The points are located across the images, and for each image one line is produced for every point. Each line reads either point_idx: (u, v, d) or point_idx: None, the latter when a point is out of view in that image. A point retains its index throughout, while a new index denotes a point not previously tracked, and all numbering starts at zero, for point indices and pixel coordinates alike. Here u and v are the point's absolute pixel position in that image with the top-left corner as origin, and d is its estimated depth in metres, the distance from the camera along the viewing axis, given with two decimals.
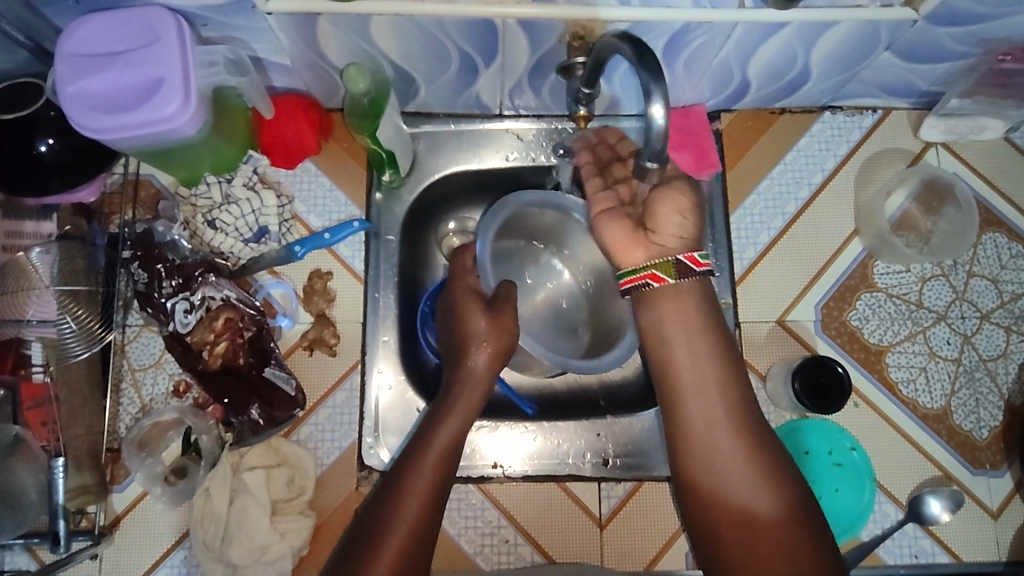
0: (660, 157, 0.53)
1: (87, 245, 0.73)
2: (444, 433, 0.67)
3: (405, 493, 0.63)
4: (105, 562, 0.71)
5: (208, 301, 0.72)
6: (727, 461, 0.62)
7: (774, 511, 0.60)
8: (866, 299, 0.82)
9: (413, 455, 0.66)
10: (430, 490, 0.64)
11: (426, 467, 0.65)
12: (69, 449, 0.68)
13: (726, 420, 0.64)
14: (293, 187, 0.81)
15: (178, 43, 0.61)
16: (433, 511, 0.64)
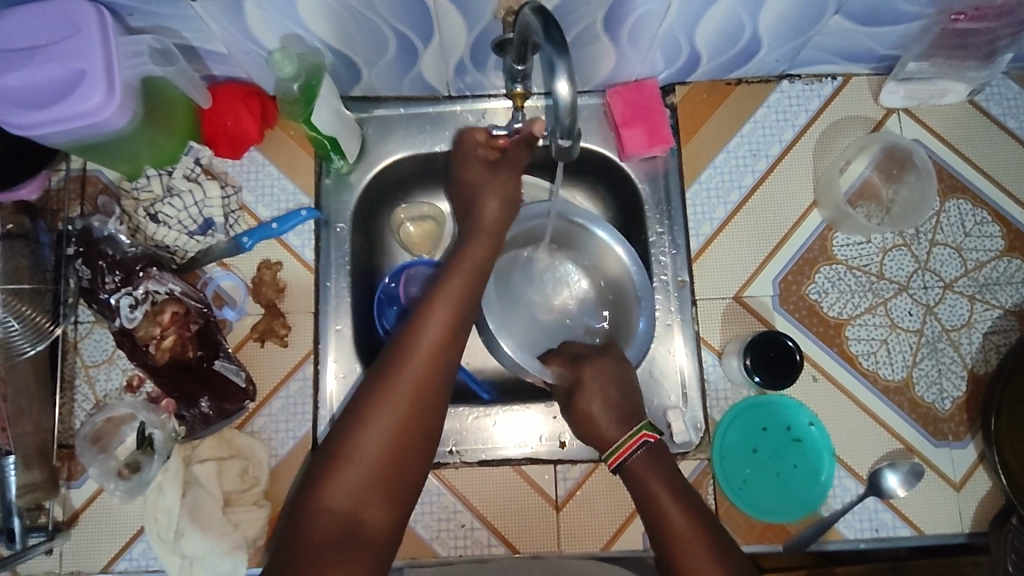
0: (571, 133, 0.56)
1: (31, 243, 0.72)
2: (416, 356, 0.63)
3: (391, 393, 0.61)
4: (65, 555, 0.72)
5: (153, 295, 0.72)
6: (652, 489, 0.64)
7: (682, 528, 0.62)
8: (825, 272, 0.81)
9: (394, 358, 0.63)
10: (418, 389, 0.62)
11: (414, 368, 0.62)
12: (18, 447, 0.69)
13: (647, 457, 0.66)
14: (239, 178, 0.80)
15: (99, 34, 0.60)
16: (418, 421, 0.61)
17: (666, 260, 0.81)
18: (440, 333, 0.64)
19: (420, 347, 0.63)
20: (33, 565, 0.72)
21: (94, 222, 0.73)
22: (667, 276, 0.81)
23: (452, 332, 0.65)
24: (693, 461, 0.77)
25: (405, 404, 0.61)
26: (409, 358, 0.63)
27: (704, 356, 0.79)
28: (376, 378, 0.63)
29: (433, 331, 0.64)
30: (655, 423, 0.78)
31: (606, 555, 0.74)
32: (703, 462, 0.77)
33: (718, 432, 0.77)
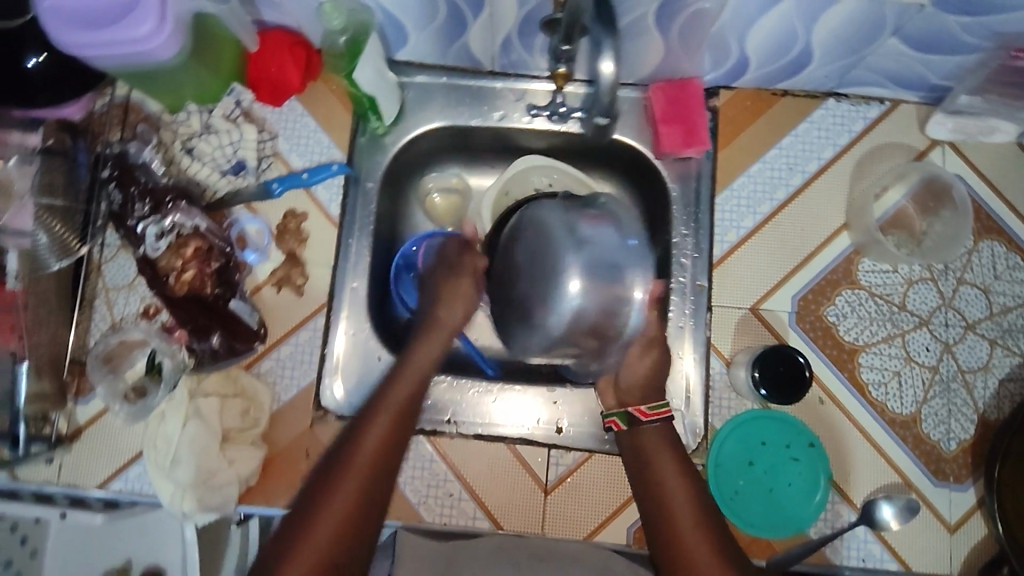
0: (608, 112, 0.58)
1: (70, 161, 0.74)
2: (369, 435, 0.64)
3: (345, 471, 0.62)
4: (65, 467, 0.75)
5: (178, 226, 0.73)
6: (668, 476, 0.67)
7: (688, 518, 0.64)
8: (846, 295, 0.79)
9: (347, 445, 0.64)
10: (370, 469, 0.62)
11: (365, 452, 0.63)
12: (34, 355, 0.70)
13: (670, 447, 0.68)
14: (276, 126, 0.81)
15: None
16: (372, 490, 0.62)
17: (687, 263, 0.80)
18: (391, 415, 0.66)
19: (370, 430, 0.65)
20: (34, 472, 0.75)
21: (134, 150, 0.76)
22: (687, 279, 0.80)
23: (407, 412, 0.67)
24: None
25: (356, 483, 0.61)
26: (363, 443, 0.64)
27: (711, 363, 0.78)
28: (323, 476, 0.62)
29: (386, 414, 0.66)
30: None
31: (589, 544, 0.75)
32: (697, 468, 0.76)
33: (717, 440, 0.76)
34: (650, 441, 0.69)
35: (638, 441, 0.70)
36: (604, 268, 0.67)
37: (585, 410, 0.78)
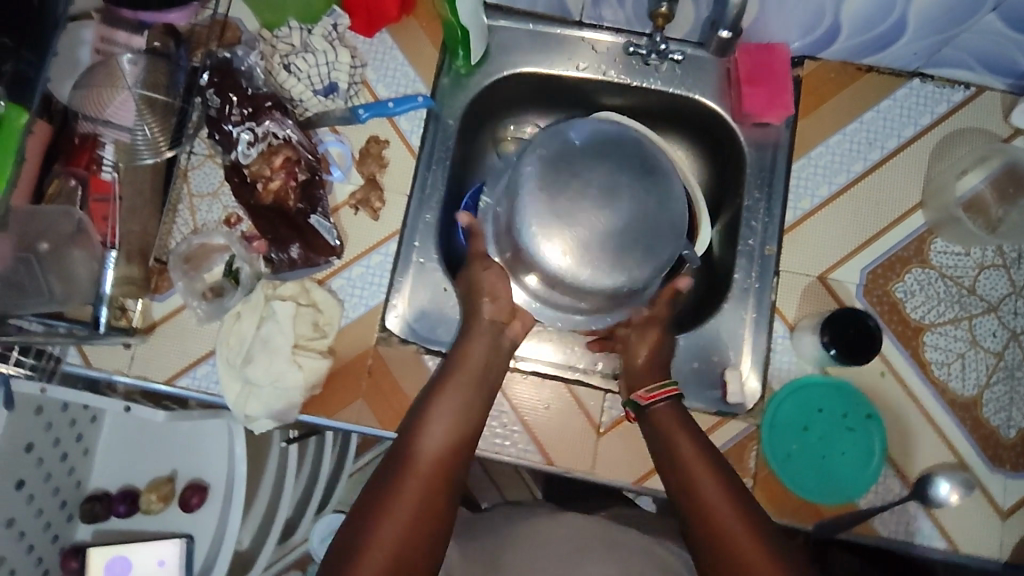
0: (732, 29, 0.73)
1: (171, 64, 0.77)
2: (425, 446, 0.66)
3: (400, 489, 0.62)
4: (136, 359, 0.78)
5: (272, 135, 0.75)
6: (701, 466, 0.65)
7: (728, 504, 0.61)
8: (916, 273, 0.79)
9: (401, 457, 0.65)
10: (431, 477, 0.64)
11: (419, 475, 0.64)
12: (123, 242, 0.75)
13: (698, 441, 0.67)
14: (367, 55, 0.83)
15: None
16: (438, 490, 0.63)
17: (758, 227, 0.81)
18: (449, 425, 0.68)
19: (424, 442, 0.66)
20: (107, 360, 0.78)
21: (239, 58, 0.77)
22: (755, 243, 0.81)
23: (460, 421, 0.69)
24: (741, 422, 0.76)
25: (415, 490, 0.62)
26: (421, 456, 0.65)
27: (775, 326, 0.78)
28: (385, 479, 0.63)
29: (440, 430, 0.67)
30: (711, 378, 0.79)
31: (638, 489, 0.75)
32: (751, 427, 0.76)
33: (774, 401, 0.76)
34: (664, 417, 0.70)
35: (659, 421, 0.70)
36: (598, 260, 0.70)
37: None
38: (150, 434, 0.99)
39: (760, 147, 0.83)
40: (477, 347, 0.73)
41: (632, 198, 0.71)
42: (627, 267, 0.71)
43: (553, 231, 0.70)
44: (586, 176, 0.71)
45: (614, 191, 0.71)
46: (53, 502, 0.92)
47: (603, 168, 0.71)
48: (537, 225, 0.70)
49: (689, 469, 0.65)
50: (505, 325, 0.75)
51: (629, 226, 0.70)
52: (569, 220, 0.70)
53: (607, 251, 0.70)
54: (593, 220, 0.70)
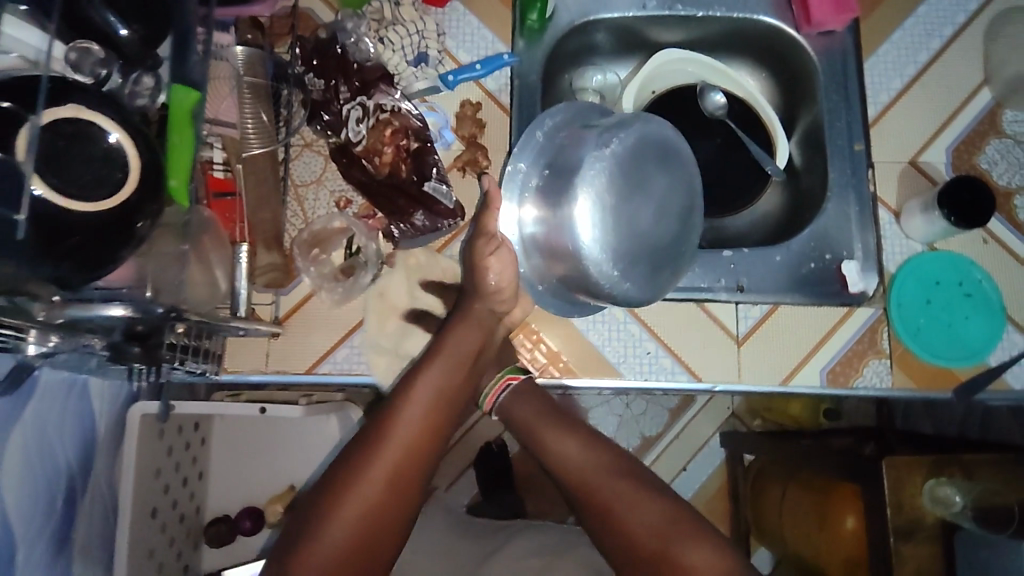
0: None
1: (263, 54, 0.75)
2: (389, 453, 0.65)
3: (346, 496, 0.62)
4: (273, 354, 0.77)
5: (382, 107, 0.77)
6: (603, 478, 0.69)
7: (638, 505, 0.67)
8: (995, 144, 0.85)
9: (360, 458, 0.65)
10: (390, 478, 0.64)
11: (374, 475, 0.63)
12: (260, 231, 0.75)
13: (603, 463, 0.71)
14: (446, 23, 0.85)
15: None
16: (400, 488, 0.65)
17: (843, 124, 0.87)
18: (419, 419, 0.67)
19: (391, 440, 0.65)
20: (242, 362, 0.76)
21: (339, 38, 0.77)
22: (846, 141, 0.86)
23: (428, 419, 0.68)
24: (868, 308, 0.80)
25: (378, 482, 0.63)
26: (379, 464, 0.64)
27: (879, 214, 0.83)
28: (341, 477, 0.64)
29: (412, 426, 0.67)
30: (829, 274, 0.83)
31: (786, 388, 0.78)
32: (878, 311, 0.80)
33: (894, 282, 0.80)
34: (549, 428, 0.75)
35: (511, 413, 0.78)
36: (621, 264, 0.73)
37: (761, 270, 0.83)
38: (257, 442, 0.98)
39: (826, 55, 0.88)
40: (473, 324, 0.74)
41: (677, 219, 0.76)
42: (647, 281, 0.75)
43: (591, 222, 0.72)
44: (650, 190, 0.74)
45: (665, 213, 0.76)
46: (180, 531, 0.92)
47: (664, 189, 0.75)
48: (587, 209, 0.72)
49: (548, 447, 0.74)
50: (505, 313, 0.77)
51: (661, 246, 0.75)
52: (615, 223, 0.73)
53: (642, 263, 0.74)
54: (634, 229, 0.74)
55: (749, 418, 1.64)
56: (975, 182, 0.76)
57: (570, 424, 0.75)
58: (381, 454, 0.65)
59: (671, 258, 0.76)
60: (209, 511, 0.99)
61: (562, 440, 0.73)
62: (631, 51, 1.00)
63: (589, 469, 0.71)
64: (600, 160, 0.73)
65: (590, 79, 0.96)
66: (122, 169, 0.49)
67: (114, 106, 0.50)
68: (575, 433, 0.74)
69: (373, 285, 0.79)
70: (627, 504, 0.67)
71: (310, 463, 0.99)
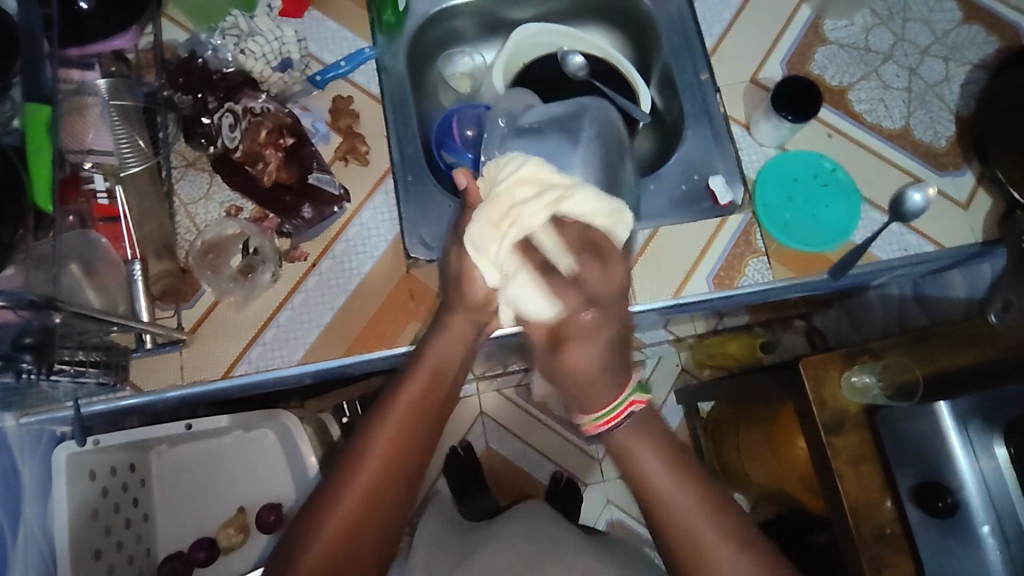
0: None
1: (128, 83, 0.79)
2: (367, 464, 0.67)
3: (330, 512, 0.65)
4: (187, 365, 0.78)
5: (251, 110, 0.82)
6: (679, 487, 0.69)
7: (697, 512, 0.68)
8: (823, 52, 0.94)
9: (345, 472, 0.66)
10: (369, 487, 0.66)
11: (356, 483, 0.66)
12: (145, 241, 0.79)
13: (677, 473, 0.70)
14: (307, 29, 0.90)
15: None
16: (381, 500, 0.66)
17: (686, 60, 0.95)
18: (380, 464, 0.67)
19: (346, 489, 0.66)
20: (157, 380, 0.78)
21: (197, 52, 0.84)
22: (693, 75, 0.94)
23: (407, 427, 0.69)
24: (740, 214, 0.87)
25: (339, 533, 0.64)
26: (359, 473, 0.66)
27: (732, 130, 0.90)
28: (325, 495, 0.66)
29: (391, 433, 0.68)
30: (699, 193, 0.90)
31: (679, 300, 0.84)
32: (749, 215, 0.87)
33: (757, 186, 0.88)
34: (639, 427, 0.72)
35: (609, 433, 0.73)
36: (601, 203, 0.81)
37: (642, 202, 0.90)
38: (194, 469, 0.98)
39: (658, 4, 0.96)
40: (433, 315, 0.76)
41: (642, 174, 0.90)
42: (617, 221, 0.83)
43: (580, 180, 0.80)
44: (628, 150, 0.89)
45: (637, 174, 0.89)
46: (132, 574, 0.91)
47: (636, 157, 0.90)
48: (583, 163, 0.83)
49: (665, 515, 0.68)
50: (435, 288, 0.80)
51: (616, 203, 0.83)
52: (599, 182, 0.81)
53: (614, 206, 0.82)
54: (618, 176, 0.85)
55: (697, 370, 1.66)
56: (806, 81, 0.86)
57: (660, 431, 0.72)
58: (360, 466, 0.67)
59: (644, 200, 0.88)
60: (161, 551, 0.96)
61: (684, 506, 0.68)
62: (490, 34, 1.07)
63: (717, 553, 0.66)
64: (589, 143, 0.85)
65: (457, 61, 1.05)
66: None
67: None
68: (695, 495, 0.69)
69: (274, 283, 0.81)
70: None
71: (259, 481, 1.00)
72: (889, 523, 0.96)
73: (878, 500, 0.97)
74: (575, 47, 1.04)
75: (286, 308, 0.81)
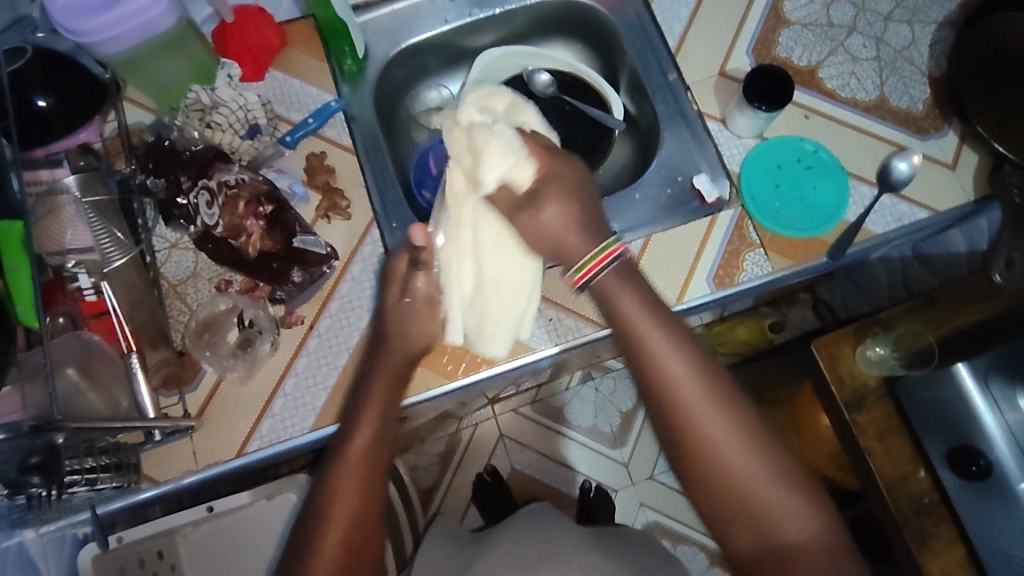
0: None
1: (101, 177, 0.78)
2: (351, 465, 0.69)
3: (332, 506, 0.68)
4: (199, 449, 0.77)
5: (226, 183, 0.81)
6: (673, 357, 0.67)
7: (686, 381, 0.67)
8: (786, 34, 0.93)
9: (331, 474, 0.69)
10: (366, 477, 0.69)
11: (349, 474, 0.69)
12: (140, 332, 0.77)
13: (679, 353, 0.68)
14: (270, 91, 0.90)
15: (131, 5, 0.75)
16: (368, 490, 0.69)
17: (653, 62, 0.95)
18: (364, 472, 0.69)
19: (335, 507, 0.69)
20: (171, 468, 0.77)
21: (163, 136, 0.83)
22: (661, 77, 0.93)
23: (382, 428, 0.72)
24: (729, 209, 0.86)
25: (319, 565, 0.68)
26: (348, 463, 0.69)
27: (709, 126, 0.90)
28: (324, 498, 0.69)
29: (365, 439, 0.70)
30: (687, 193, 0.89)
31: (682, 306, 0.83)
32: (738, 209, 0.86)
33: (742, 178, 0.87)
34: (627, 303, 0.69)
35: (602, 291, 0.71)
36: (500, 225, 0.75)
37: (629, 213, 0.89)
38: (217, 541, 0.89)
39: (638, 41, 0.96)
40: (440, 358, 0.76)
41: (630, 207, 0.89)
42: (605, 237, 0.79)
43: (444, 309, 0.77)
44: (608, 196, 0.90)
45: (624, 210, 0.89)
46: None
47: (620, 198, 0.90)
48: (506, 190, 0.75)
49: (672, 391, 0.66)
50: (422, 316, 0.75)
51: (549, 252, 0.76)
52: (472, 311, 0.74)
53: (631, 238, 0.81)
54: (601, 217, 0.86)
55: None
56: (775, 70, 0.86)
57: (646, 300, 0.70)
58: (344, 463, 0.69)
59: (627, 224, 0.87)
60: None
61: (676, 369, 0.67)
62: (452, 65, 1.06)
63: (750, 472, 0.65)
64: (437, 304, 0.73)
65: (427, 98, 1.05)
66: None
67: None
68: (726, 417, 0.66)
69: (275, 352, 0.80)
70: (775, 502, 0.65)
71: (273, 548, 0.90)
72: (926, 493, 0.92)
73: (912, 471, 0.93)
74: (539, 63, 1.03)
75: (290, 375, 0.80)
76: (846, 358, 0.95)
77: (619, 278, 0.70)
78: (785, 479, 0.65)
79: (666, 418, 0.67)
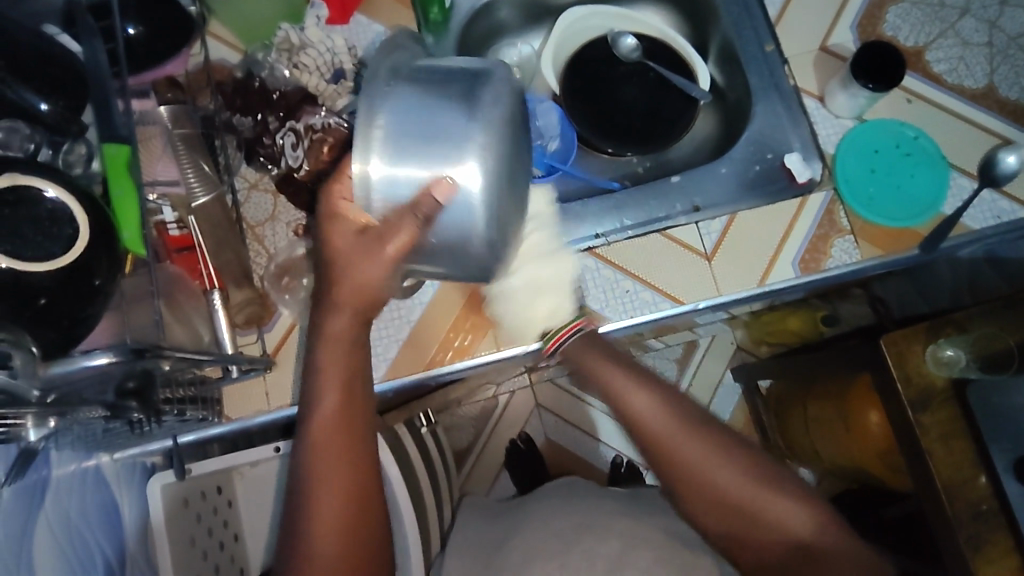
0: None
1: (189, 110, 0.77)
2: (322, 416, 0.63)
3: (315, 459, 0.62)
4: (272, 388, 0.79)
5: (312, 126, 0.77)
6: (648, 409, 0.68)
7: (655, 424, 0.68)
8: (894, 11, 0.89)
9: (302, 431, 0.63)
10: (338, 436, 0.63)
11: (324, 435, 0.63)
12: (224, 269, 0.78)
13: (660, 414, 0.68)
14: (354, 36, 0.89)
15: None
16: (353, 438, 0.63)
17: (749, 32, 0.90)
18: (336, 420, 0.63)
19: None
20: (248, 404, 0.79)
21: (253, 72, 0.83)
22: (757, 47, 0.89)
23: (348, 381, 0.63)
24: (820, 192, 0.83)
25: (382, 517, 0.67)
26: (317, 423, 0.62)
27: (804, 102, 0.87)
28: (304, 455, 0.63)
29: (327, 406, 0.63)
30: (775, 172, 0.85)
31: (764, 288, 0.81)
32: (830, 192, 0.83)
33: (838, 162, 0.84)
34: (590, 356, 0.70)
35: (579, 362, 0.71)
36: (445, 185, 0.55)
37: (710, 187, 0.86)
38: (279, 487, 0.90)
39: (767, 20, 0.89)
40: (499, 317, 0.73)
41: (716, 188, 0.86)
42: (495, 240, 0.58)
43: (416, 147, 0.52)
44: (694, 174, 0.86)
45: (709, 192, 0.86)
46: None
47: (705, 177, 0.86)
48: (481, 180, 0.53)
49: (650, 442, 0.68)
50: None
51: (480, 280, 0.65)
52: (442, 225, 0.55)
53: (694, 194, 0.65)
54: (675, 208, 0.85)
55: (754, 346, 1.47)
56: (889, 48, 0.82)
57: (630, 370, 0.69)
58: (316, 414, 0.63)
59: (708, 206, 0.85)
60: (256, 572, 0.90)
61: (647, 419, 0.68)
62: (535, 22, 1.03)
63: (746, 491, 0.68)
64: (492, 105, 0.53)
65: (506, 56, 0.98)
66: (72, 225, 0.53)
67: (51, 171, 0.54)
68: (703, 445, 0.68)
69: None
70: (776, 514, 0.68)
71: None
72: (983, 498, 0.87)
73: (971, 476, 0.88)
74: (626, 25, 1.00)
75: None
76: (916, 358, 0.90)
77: (584, 341, 0.71)
78: (782, 493, 0.70)
79: (662, 475, 0.69)
